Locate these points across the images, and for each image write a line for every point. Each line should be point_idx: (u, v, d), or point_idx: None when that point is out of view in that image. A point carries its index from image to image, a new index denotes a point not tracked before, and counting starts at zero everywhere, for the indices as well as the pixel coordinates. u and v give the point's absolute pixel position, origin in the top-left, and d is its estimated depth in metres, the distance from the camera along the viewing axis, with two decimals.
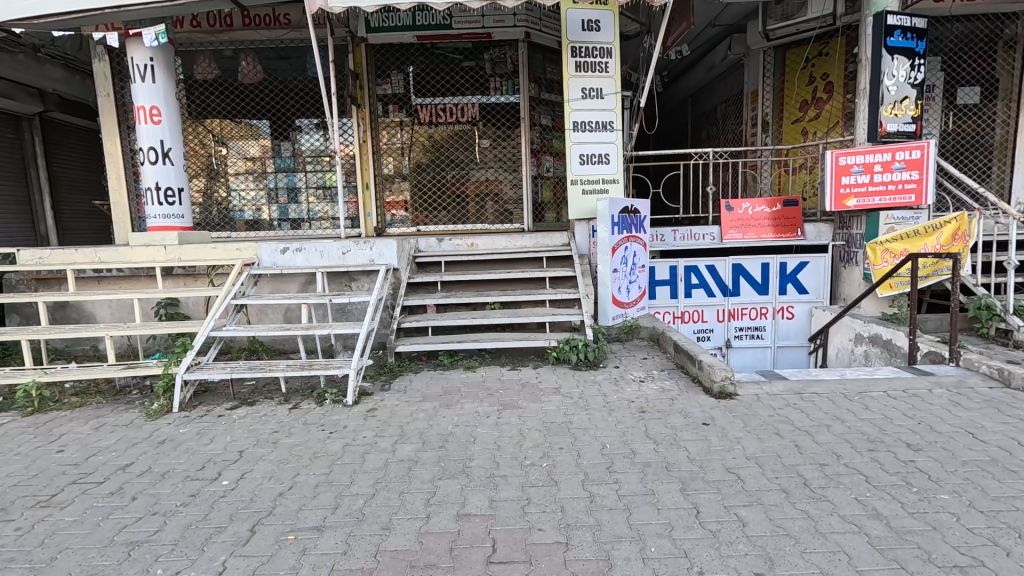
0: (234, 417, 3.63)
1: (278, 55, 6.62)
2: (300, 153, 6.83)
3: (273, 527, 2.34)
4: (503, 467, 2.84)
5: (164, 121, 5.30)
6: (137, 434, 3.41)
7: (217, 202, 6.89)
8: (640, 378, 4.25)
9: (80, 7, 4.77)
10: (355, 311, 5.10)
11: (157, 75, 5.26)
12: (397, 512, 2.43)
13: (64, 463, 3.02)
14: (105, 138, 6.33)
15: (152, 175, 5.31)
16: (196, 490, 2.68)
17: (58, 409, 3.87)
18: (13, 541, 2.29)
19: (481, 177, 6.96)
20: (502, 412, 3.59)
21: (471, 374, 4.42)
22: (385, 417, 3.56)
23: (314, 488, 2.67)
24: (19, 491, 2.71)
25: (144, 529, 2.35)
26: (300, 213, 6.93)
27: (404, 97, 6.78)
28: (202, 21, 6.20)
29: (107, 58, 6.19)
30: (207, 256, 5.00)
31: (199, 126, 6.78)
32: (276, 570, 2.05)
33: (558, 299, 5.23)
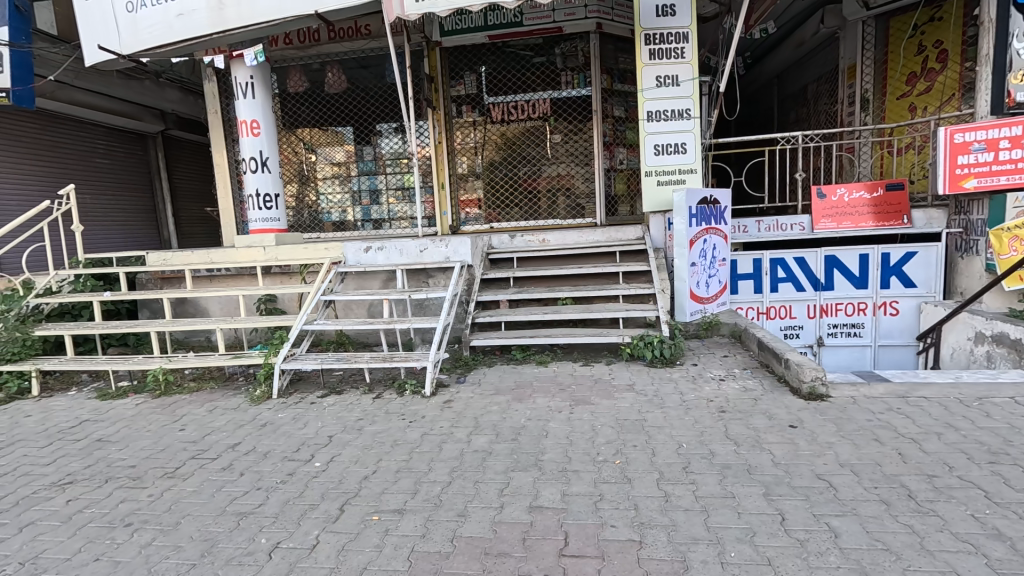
0: (324, 404, 3.93)
1: (360, 64, 7.00)
2: (381, 157, 7.20)
3: (359, 508, 2.51)
4: (575, 462, 2.84)
5: (262, 133, 5.82)
6: (243, 416, 3.80)
7: (308, 206, 7.43)
8: (719, 377, 4.06)
9: (193, 34, 5.34)
10: (433, 307, 5.30)
11: (257, 91, 5.80)
12: (472, 500, 2.52)
13: (184, 440, 3.43)
14: (214, 151, 7.06)
15: (253, 183, 5.85)
16: (292, 470, 2.94)
17: (179, 392, 4.39)
18: (148, 505, 2.65)
19: (553, 172, 6.96)
20: (574, 407, 3.59)
21: (543, 369, 4.45)
22: (460, 409, 3.68)
23: (395, 473, 2.83)
24: (150, 462, 3.13)
25: (249, 503, 2.62)
26: (381, 214, 7.31)
27: (477, 97, 6.91)
28: (293, 38, 6.77)
29: (215, 78, 6.88)
30: (301, 255, 5.42)
31: (291, 135, 7.34)
32: (362, 547, 2.20)
33: (631, 294, 5.12)
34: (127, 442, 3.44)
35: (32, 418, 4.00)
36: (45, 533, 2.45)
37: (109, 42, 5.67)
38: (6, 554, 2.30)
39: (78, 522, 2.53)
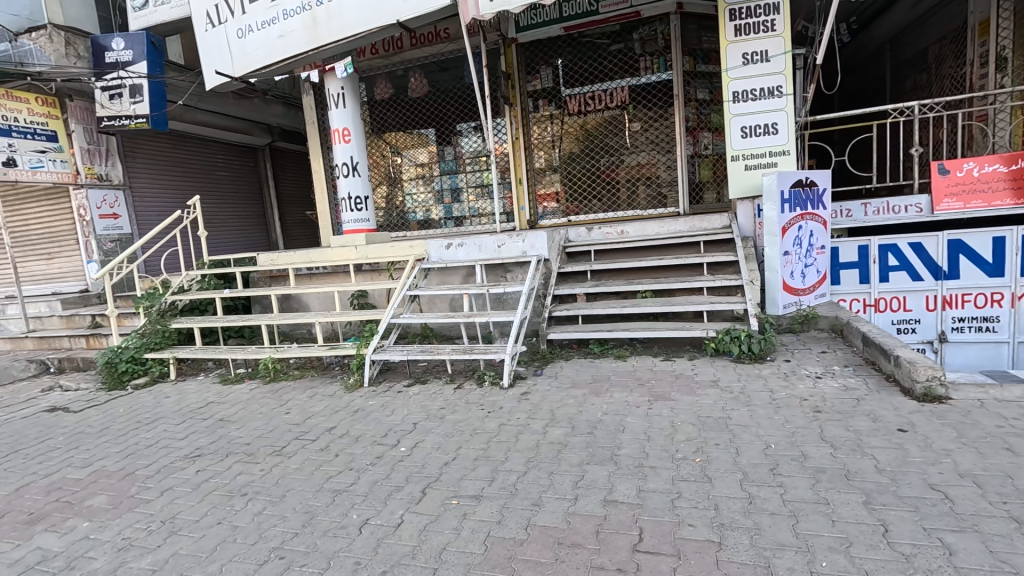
0: (410, 393, 4.18)
1: (440, 67, 7.25)
2: (462, 156, 7.42)
3: (440, 491, 2.65)
4: (652, 458, 2.78)
5: (353, 140, 6.24)
6: (338, 403, 4.13)
7: (395, 206, 7.86)
8: (816, 374, 3.75)
9: (292, 52, 5.83)
10: (511, 301, 5.39)
11: (347, 100, 6.23)
12: (547, 491, 2.56)
13: (290, 422, 3.81)
14: (312, 159, 7.68)
15: (345, 187, 6.30)
16: (381, 454, 3.16)
17: (286, 379, 4.89)
18: (259, 478, 2.98)
19: (633, 162, 6.79)
20: (652, 403, 3.50)
21: (621, 363, 4.38)
22: (537, 401, 3.74)
23: (473, 461, 2.94)
24: (262, 441, 3.51)
25: (343, 481, 2.86)
26: (462, 211, 7.55)
27: (553, 91, 6.90)
28: (379, 48, 7.17)
29: (311, 92, 7.47)
30: (389, 253, 5.75)
31: (379, 140, 7.79)
32: (442, 529, 2.32)
33: (716, 286, 4.86)
34: (243, 423, 3.89)
35: (170, 399, 4.64)
36: (179, 497, 2.85)
37: (224, 67, 6.37)
38: (151, 513, 2.71)
39: (205, 489, 2.91)
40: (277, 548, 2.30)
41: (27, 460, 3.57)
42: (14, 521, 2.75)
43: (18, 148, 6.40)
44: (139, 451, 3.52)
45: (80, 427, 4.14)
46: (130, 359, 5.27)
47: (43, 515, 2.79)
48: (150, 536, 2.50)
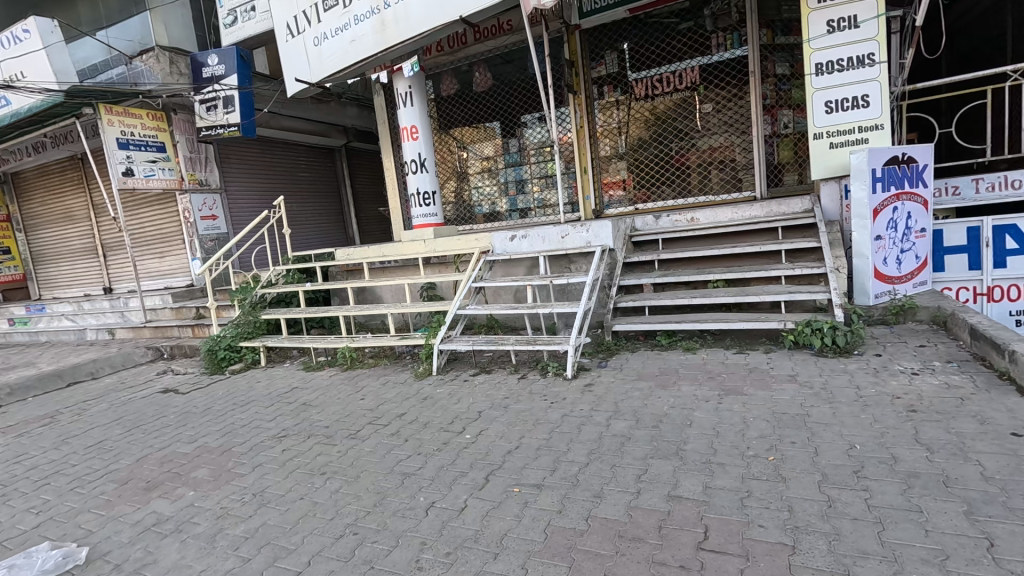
0: (475, 382, 4.29)
1: (503, 60, 7.29)
2: (526, 147, 7.43)
3: (502, 479, 2.71)
4: (720, 454, 2.67)
5: (420, 137, 6.44)
6: (409, 390, 4.33)
7: (462, 200, 8.02)
8: (912, 370, 3.41)
9: (362, 56, 6.10)
10: (576, 291, 5.35)
11: (414, 99, 6.43)
12: (609, 483, 2.53)
13: (364, 407, 4.04)
14: (384, 157, 8.02)
15: (415, 182, 6.52)
16: (447, 440, 3.27)
17: (361, 366, 5.20)
18: (336, 459, 3.19)
19: (705, 146, 6.49)
20: (722, 397, 3.35)
21: (690, 356, 4.22)
22: (601, 393, 3.70)
23: (536, 450, 2.97)
24: (340, 424, 3.76)
25: (412, 465, 3.00)
26: (528, 202, 7.58)
27: (619, 75, 6.72)
28: (444, 45, 7.31)
29: (382, 92, 7.78)
30: (455, 247, 5.88)
31: (445, 136, 7.98)
32: (504, 515, 2.37)
33: (796, 275, 4.54)
34: (323, 407, 4.18)
35: (261, 384, 5.08)
36: (268, 473, 3.12)
37: (303, 74, 6.79)
38: (244, 486, 2.99)
39: (289, 467, 3.17)
40: (352, 525, 2.46)
41: (145, 434, 4.07)
42: (136, 487, 3.15)
43: (135, 159, 7.27)
44: (235, 430, 3.90)
45: (188, 407, 4.64)
46: (227, 347, 5.88)
47: (158, 483, 3.17)
48: (244, 506, 2.76)
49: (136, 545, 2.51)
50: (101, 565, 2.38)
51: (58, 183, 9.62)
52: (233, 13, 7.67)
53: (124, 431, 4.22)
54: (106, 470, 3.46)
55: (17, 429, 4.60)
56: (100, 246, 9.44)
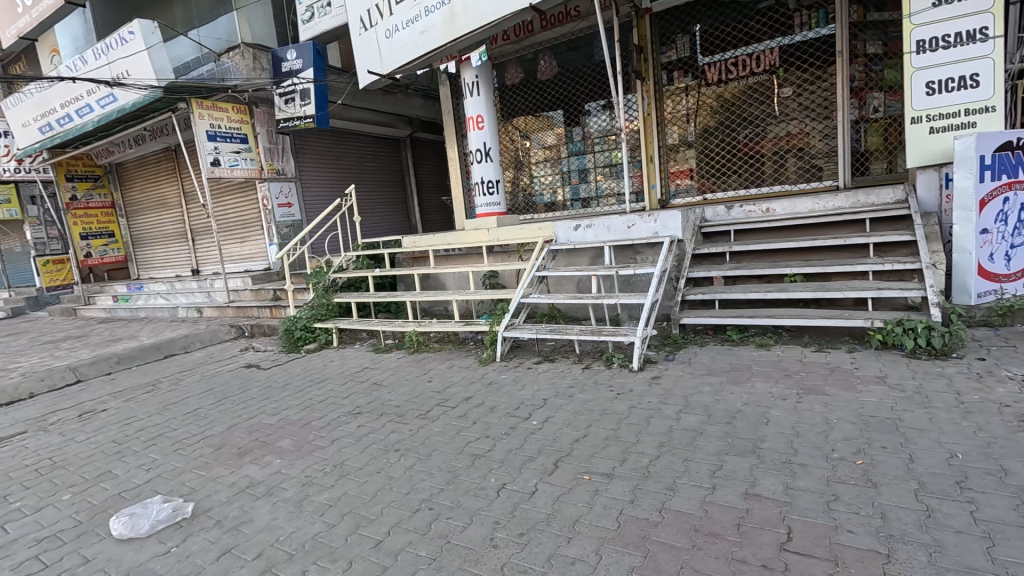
0: (539, 370, 4.33)
1: (569, 47, 7.19)
2: (589, 136, 7.35)
3: (572, 466, 2.73)
4: (801, 454, 2.55)
5: (485, 126, 6.50)
6: (474, 374, 4.44)
7: (523, 189, 8.03)
8: (1022, 377, 3.10)
9: (432, 47, 6.20)
10: (640, 283, 5.25)
11: (481, 88, 6.49)
12: (682, 476, 2.49)
13: (432, 389, 4.18)
14: (448, 147, 8.15)
15: (479, 172, 6.60)
16: (514, 425, 3.33)
17: (427, 350, 5.36)
18: (408, 437, 3.33)
19: (779, 132, 6.21)
20: (801, 396, 3.20)
21: (764, 352, 4.05)
22: (669, 386, 3.63)
23: (604, 440, 2.97)
24: (410, 404, 3.91)
25: (481, 447, 3.08)
26: (590, 192, 7.49)
27: (689, 60, 6.46)
28: (510, 34, 7.31)
29: (448, 82, 7.90)
30: (519, 236, 5.89)
31: (508, 125, 8.00)
32: (575, 501, 2.39)
33: (885, 270, 4.23)
34: (393, 387, 4.36)
35: (335, 363, 5.36)
36: (346, 447, 3.30)
37: (375, 66, 7.02)
38: (325, 457, 3.19)
39: (365, 442, 3.33)
40: (427, 500, 2.56)
41: (234, 404, 4.42)
42: (229, 452, 3.43)
43: (221, 150, 7.80)
44: (313, 405, 4.14)
45: (269, 382, 4.98)
46: (303, 327, 6.25)
47: (248, 450, 3.44)
48: (326, 476, 2.94)
49: (233, 504, 2.74)
50: (205, 519, 2.62)
51: (155, 172, 10.49)
52: (311, 9, 8.01)
53: (215, 401, 4.59)
54: (203, 435, 3.79)
55: (125, 395, 5.11)
56: (189, 231, 10.23)
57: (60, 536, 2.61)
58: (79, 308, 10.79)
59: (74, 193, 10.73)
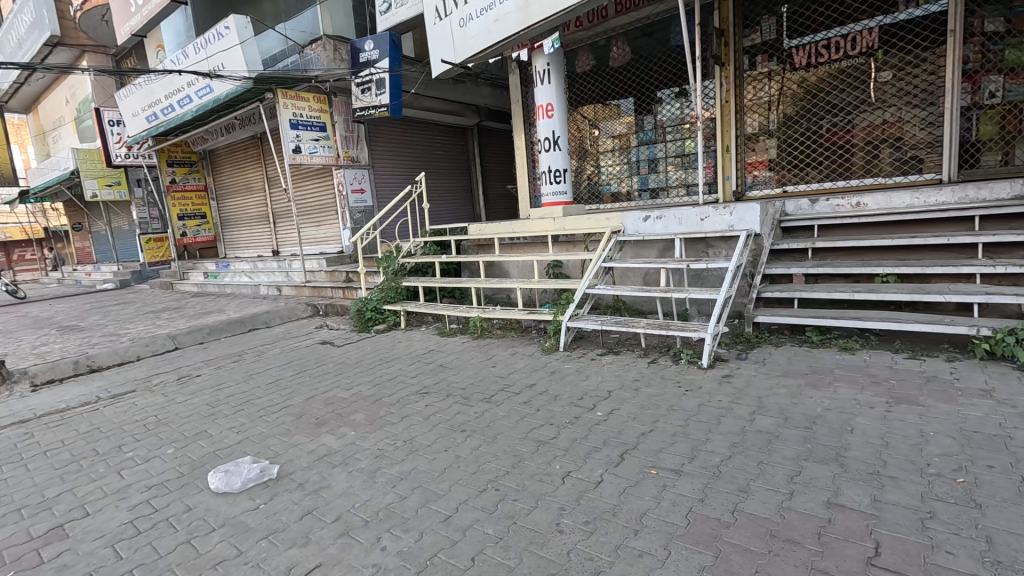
0: (604, 361, 4.29)
1: (644, 32, 6.95)
2: (661, 124, 7.14)
3: (638, 459, 2.70)
4: (892, 467, 2.38)
5: (555, 114, 6.44)
6: (537, 362, 4.47)
7: (589, 179, 7.90)
8: None
9: (504, 35, 6.20)
10: (712, 278, 5.05)
11: (552, 76, 6.43)
12: (756, 479, 2.40)
13: (496, 374, 4.26)
14: (515, 135, 8.16)
15: (547, 160, 6.56)
16: (579, 415, 3.33)
17: (490, 336, 5.46)
18: (474, 419, 3.41)
19: (872, 120, 5.76)
20: (891, 405, 2.98)
21: (847, 356, 3.79)
22: (741, 385, 3.49)
23: (672, 436, 2.91)
24: (475, 387, 4.01)
25: (545, 433, 3.10)
26: (659, 182, 7.27)
27: (775, 43, 6.07)
28: (584, 20, 7.13)
29: (517, 70, 7.89)
30: (585, 226, 5.81)
31: (577, 113, 7.88)
32: (641, 495, 2.37)
33: (996, 273, 3.83)
34: (458, 369, 4.49)
35: (403, 344, 5.57)
36: (415, 424, 3.44)
37: (448, 55, 7.13)
38: (396, 432, 3.34)
39: (433, 421, 3.45)
40: (493, 481, 2.62)
41: (312, 377, 4.72)
42: (308, 421, 3.66)
43: (303, 138, 8.23)
44: (383, 382, 4.35)
45: (343, 358, 5.26)
46: (373, 308, 6.54)
47: (325, 420, 3.66)
48: (397, 450, 3.08)
49: (314, 470, 2.93)
50: (289, 481, 2.82)
51: (242, 158, 11.26)
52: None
53: (295, 373, 4.92)
54: (285, 403, 4.08)
55: (217, 363, 5.59)
56: (271, 214, 10.92)
57: (167, 485, 2.91)
58: (175, 282, 11.85)
59: (174, 177, 11.71)
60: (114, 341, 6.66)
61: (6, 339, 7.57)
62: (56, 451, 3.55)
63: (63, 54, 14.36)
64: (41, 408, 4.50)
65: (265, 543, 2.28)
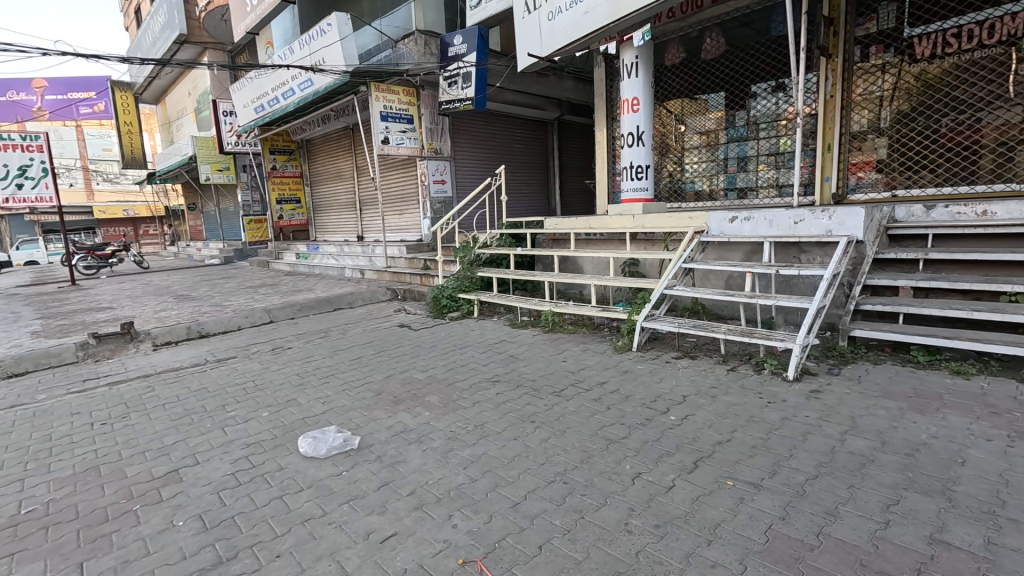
0: (679, 365, 4.17)
1: (741, 22, 6.46)
2: (755, 120, 6.77)
3: (713, 468, 2.60)
4: (1011, 508, 2.13)
5: (641, 109, 6.25)
6: (609, 360, 4.42)
7: (672, 176, 7.59)
8: None
9: (593, 28, 6.10)
10: (803, 286, 4.73)
11: (640, 69, 6.24)
12: (846, 503, 2.23)
13: (566, 369, 4.26)
14: (597, 130, 8.05)
15: (629, 156, 6.40)
16: (651, 417, 3.26)
17: (562, 331, 5.47)
18: (544, 411, 3.45)
19: (1008, 118, 5.17)
20: (1013, 440, 2.65)
21: (960, 381, 3.42)
22: (832, 403, 3.25)
23: (751, 448, 2.77)
24: (545, 380, 4.04)
25: (616, 432, 3.07)
26: (748, 181, 6.89)
27: (894, 33, 5.54)
28: (676, 11, 6.59)
29: (604, 64, 7.80)
30: (667, 224, 5.64)
31: (662, 108, 7.61)
32: (716, 505, 2.28)
33: None
34: (529, 361, 4.54)
35: (476, 332, 5.72)
36: (486, 411, 3.53)
37: (535, 49, 7.15)
38: (468, 416, 3.44)
39: (504, 409, 3.52)
40: (561, 474, 2.64)
41: (390, 357, 4.97)
42: (387, 398, 3.87)
43: (391, 130, 8.61)
44: (457, 368, 4.50)
45: (419, 342, 5.49)
46: (449, 296, 6.77)
47: (402, 399, 3.84)
48: (469, 434, 3.18)
49: (391, 444, 3.09)
50: (368, 452, 3.00)
51: (335, 148, 11.98)
52: None
53: (374, 352, 5.21)
54: (365, 380, 4.33)
55: (306, 337, 6.04)
56: (359, 201, 11.55)
57: (263, 444, 3.20)
58: (272, 261, 12.89)
59: (275, 164, 12.73)
60: (219, 311, 7.38)
61: (133, 303, 8.62)
62: (172, 405, 4.01)
63: (188, 51, 15.95)
64: (160, 366, 5.10)
65: (347, 507, 2.45)
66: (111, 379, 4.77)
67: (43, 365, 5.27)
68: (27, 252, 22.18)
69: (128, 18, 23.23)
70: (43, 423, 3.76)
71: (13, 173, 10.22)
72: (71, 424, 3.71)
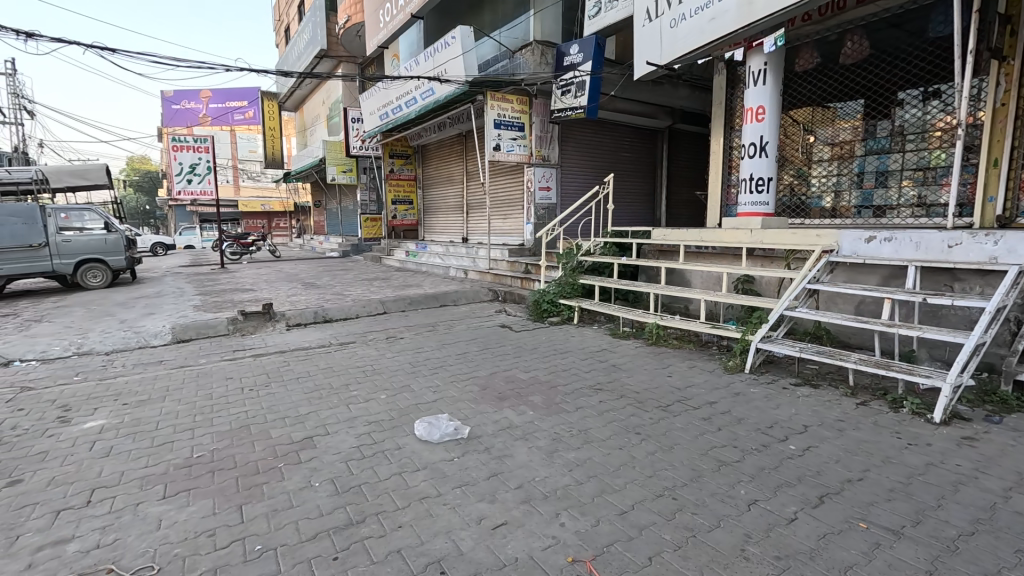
0: (798, 392, 3.87)
1: (891, 23, 5.85)
2: (900, 131, 6.08)
3: (842, 507, 2.39)
4: None
5: (767, 118, 5.90)
6: (719, 380, 4.23)
7: (797, 189, 7.07)
8: None
9: (720, 34, 5.88)
10: (956, 318, 4.17)
11: (768, 77, 5.89)
12: (1011, 568, 1.96)
13: (672, 384, 4.14)
14: (713, 139, 7.74)
15: (748, 167, 6.05)
16: (767, 444, 3.07)
17: (665, 345, 5.33)
18: (649, 424, 3.39)
19: None
20: None
21: None
22: (991, 453, 2.84)
23: (888, 491, 2.51)
24: (649, 393, 3.96)
25: (728, 455, 2.94)
26: (888, 199, 6.18)
27: None
28: (813, 13, 6.03)
29: (725, 71, 7.44)
30: (789, 240, 5.27)
31: (789, 117, 7.12)
32: (847, 547, 2.11)
33: None
34: (632, 372, 4.48)
35: (577, 339, 5.75)
36: (589, 417, 3.54)
37: (653, 56, 7.04)
38: (572, 421, 3.48)
39: (607, 417, 3.51)
40: (670, 489, 2.58)
41: (492, 355, 5.16)
42: (492, 394, 4.03)
43: (503, 136, 8.92)
44: (558, 371, 4.56)
45: (520, 343, 5.64)
46: (549, 301, 6.89)
47: (506, 396, 3.98)
48: (574, 437, 3.21)
49: (498, 438, 3.21)
50: (476, 443, 3.15)
51: (448, 153, 12.65)
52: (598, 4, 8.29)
53: (478, 349, 5.44)
54: (471, 374, 4.54)
55: (415, 329, 6.45)
56: (466, 204, 12.09)
57: (383, 423, 3.48)
58: (384, 257, 13.88)
59: (393, 167, 13.71)
60: (340, 300, 8.11)
61: (270, 287, 9.75)
62: (304, 380, 4.49)
63: (325, 64, 17.71)
64: (293, 344, 5.73)
65: (459, 491, 2.60)
66: (255, 352, 5.45)
67: (203, 334, 6.16)
68: (187, 237, 25.91)
69: (278, 35, 26.29)
70: (204, 383, 4.40)
71: (186, 169, 12.04)
72: (225, 387, 4.31)
